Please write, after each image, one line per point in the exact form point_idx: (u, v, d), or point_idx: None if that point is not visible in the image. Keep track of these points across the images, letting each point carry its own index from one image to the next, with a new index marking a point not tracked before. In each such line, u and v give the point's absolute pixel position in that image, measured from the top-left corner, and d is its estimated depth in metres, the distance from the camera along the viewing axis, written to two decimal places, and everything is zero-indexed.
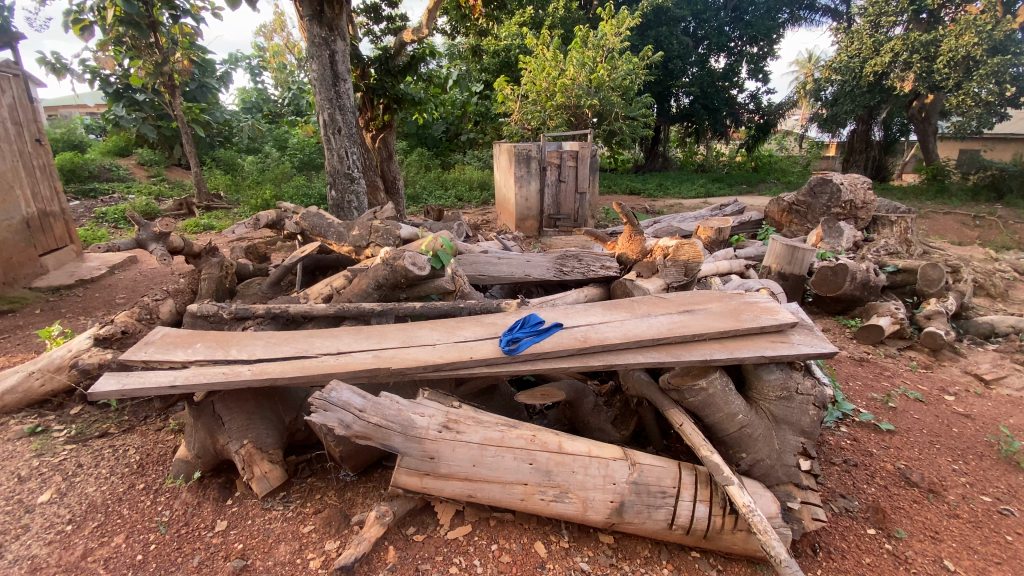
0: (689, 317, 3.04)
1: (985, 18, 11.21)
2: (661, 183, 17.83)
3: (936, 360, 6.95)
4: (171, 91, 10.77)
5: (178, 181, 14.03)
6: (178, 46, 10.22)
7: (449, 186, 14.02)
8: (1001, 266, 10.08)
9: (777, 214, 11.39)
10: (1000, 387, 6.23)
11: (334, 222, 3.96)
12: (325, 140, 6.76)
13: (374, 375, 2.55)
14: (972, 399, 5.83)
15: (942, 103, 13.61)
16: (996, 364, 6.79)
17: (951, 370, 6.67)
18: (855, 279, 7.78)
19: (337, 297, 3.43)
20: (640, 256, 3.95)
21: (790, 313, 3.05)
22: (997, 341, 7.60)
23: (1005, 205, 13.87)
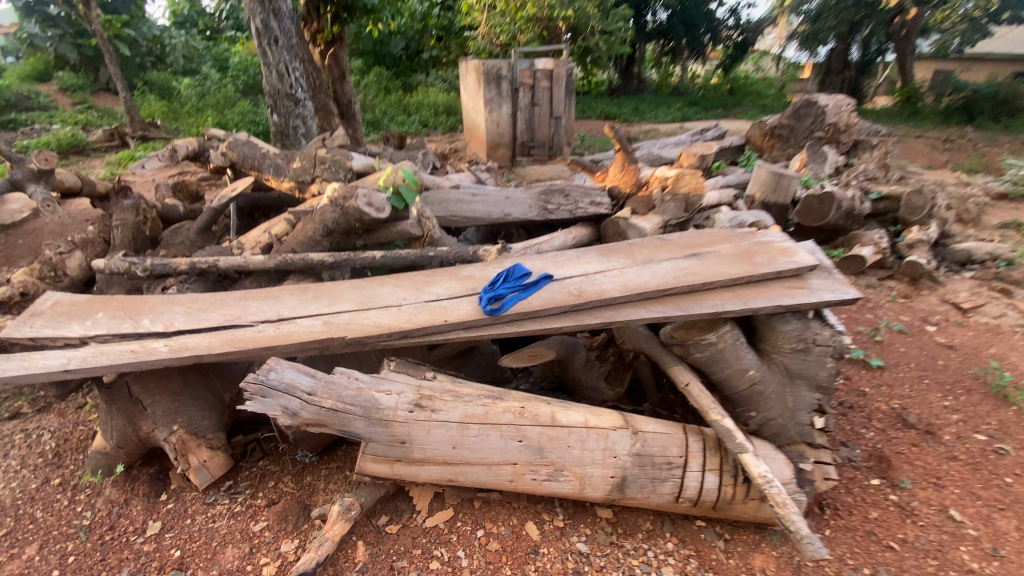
0: (697, 261, 2.61)
1: None
2: (637, 106, 16.85)
3: (915, 289, 6.91)
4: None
5: (108, 108, 12.04)
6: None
7: (413, 110, 12.82)
8: (976, 191, 10.02)
9: (759, 138, 10.79)
10: (977, 316, 6.26)
11: (270, 151, 3.21)
12: (260, 54, 5.80)
13: (326, 346, 2.10)
14: (952, 329, 5.86)
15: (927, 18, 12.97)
16: (973, 293, 6.77)
17: (929, 299, 6.65)
18: (841, 208, 7.57)
19: (277, 246, 2.82)
20: (634, 190, 3.47)
21: (809, 255, 2.67)
22: (972, 268, 7.60)
23: (975, 127, 13.68)
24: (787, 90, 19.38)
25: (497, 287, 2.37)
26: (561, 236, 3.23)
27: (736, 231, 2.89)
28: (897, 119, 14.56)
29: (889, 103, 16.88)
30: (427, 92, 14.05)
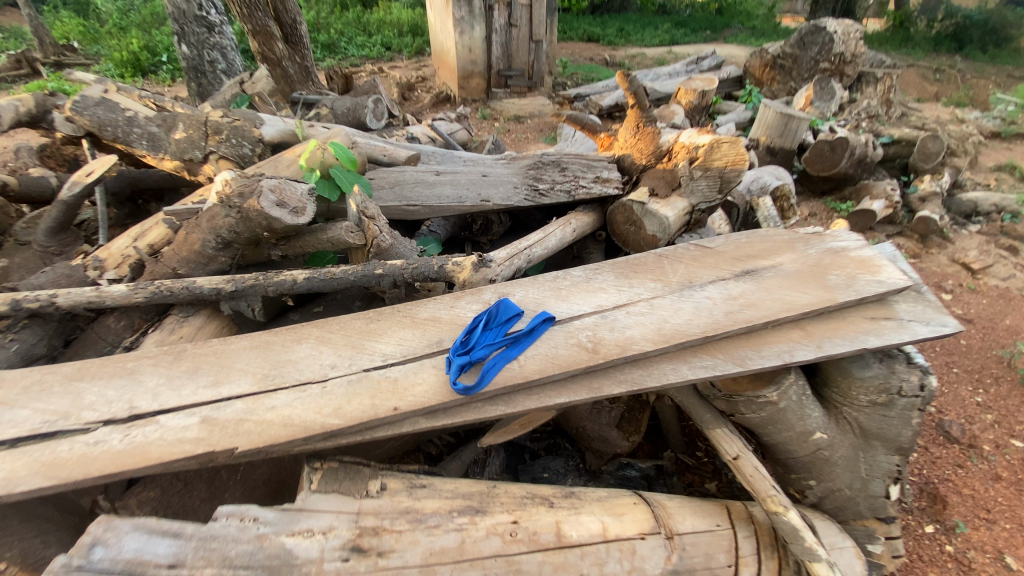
0: (753, 282, 1.87)
1: None
2: (621, 26, 15.17)
3: (925, 247, 6.33)
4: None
5: (11, 27, 10.17)
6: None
7: (372, 31, 11.12)
8: (979, 130, 9.28)
9: (758, 70, 9.82)
10: (987, 278, 5.77)
11: (136, 114, 2.27)
12: None
13: (207, 461, 1.36)
14: (967, 296, 5.36)
15: None
16: (983, 251, 6.23)
17: (938, 259, 6.10)
18: (853, 156, 6.78)
19: (152, 265, 1.97)
20: (654, 161, 2.63)
21: (898, 271, 1.95)
22: (977, 223, 6.86)
23: (964, 58, 12.61)
24: (777, 10, 17.83)
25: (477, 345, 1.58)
26: (557, 229, 2.44)
27: (795, 229, 2.13)
28: (893, 45, 13.54)
29: (880, 27, 15.86)
30: (387, 8, 12.20)
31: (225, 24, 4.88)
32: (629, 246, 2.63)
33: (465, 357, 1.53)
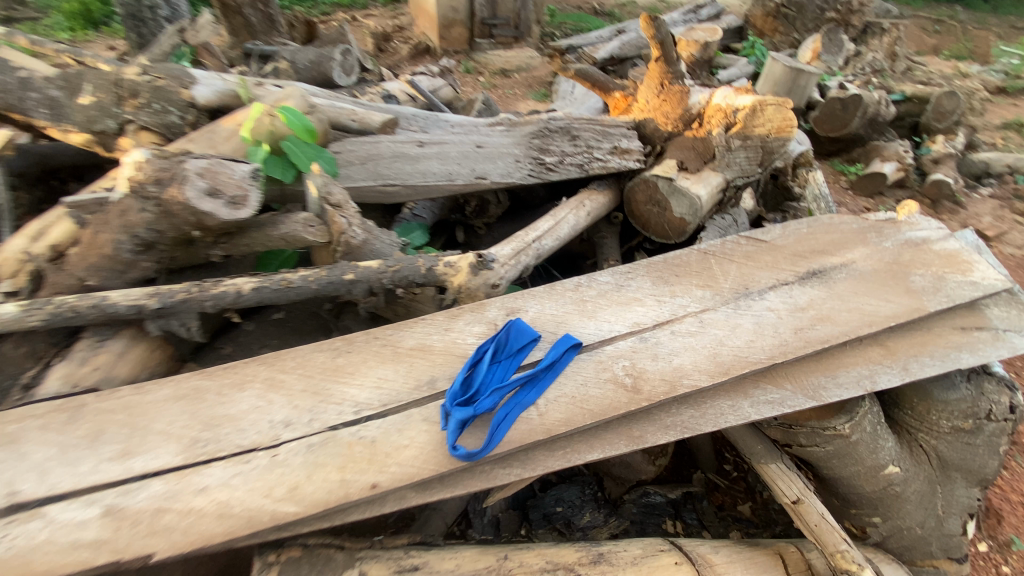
0: (822, 287, 1.50)
1: None
2: None
3: (936, 212, 6.02)
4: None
5: None
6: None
7: None
8: (986, 85, 8.84)
9: (759, 20, 8.84)
10: (1001, 246, 5.48)
11: (23, 69, 1.73)
12: None
13: (114, 570, 0.98)
14: None
15: None
16: (996, 217, 5.92)
17: (951, 226, 5.77)
18: (865, 115, 6.37)
19: (54, 274, 1.51)
20: (682, 127, 2.20)
21: (993, 270, 1.59)
22: (989, 183, 6.61)
23: (966, 7, 12.02)
24: None
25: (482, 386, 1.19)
26: (569, 214, 2.02)
27: (864, 216, 1.74)
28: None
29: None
30: None
31: None
32: (649, 230, 2.24)
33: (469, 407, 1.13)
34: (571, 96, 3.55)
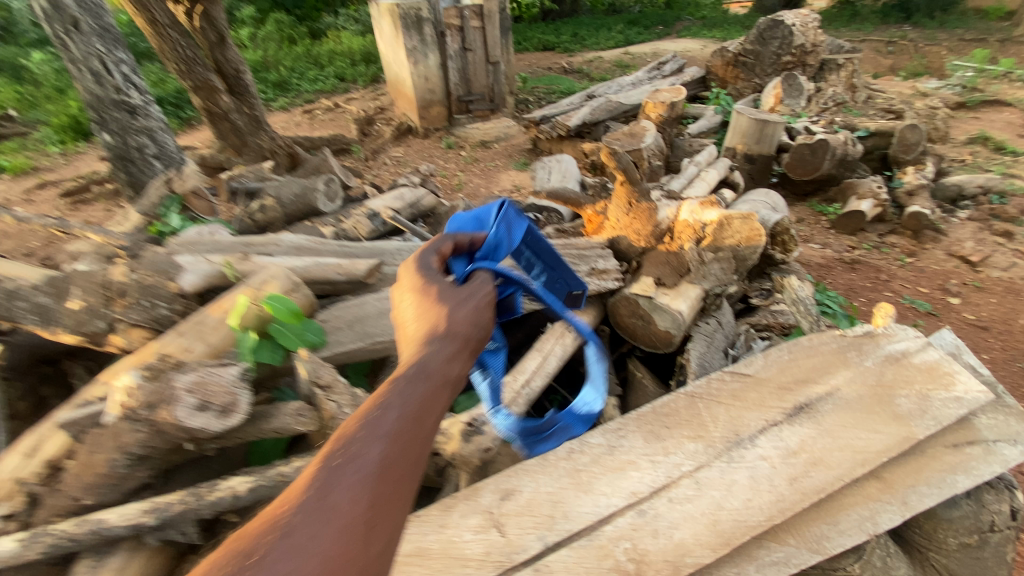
0: (811, 424, 1.50)
1: None
2: (575, 32, 15.68)
3: (919, 243, 5.83)
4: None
5: None
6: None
7: (325, 63, 12.04)
8: (934, 101, 9.15)
9: (721, 69, 8.77)
10: (987, 270, 5.29)
11: (17, 286, 1.82)
12: (59, 46, 4.03)
13: None
14: (975, 297, 4.80)
15: None
16: (978, 241, 5.71)
17: (935, 255, 5.57)
18: (834, 156, 6.32)
19: (52, 499, 1.53)
20: (652, 243, 2.30)
21: (976, 381, 1.58)
22: (965, 206, 6.43)
23: (917, 31, 13.75)
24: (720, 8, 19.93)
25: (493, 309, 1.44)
26: (554, 345, 2.12)
27: (840, 332, 1.78)
28: (840, 25, 14.90)
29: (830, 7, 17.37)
30: (338, 38, 13.42)
31: (151, 104, 4.40)
32: (637, 340, 2.26)
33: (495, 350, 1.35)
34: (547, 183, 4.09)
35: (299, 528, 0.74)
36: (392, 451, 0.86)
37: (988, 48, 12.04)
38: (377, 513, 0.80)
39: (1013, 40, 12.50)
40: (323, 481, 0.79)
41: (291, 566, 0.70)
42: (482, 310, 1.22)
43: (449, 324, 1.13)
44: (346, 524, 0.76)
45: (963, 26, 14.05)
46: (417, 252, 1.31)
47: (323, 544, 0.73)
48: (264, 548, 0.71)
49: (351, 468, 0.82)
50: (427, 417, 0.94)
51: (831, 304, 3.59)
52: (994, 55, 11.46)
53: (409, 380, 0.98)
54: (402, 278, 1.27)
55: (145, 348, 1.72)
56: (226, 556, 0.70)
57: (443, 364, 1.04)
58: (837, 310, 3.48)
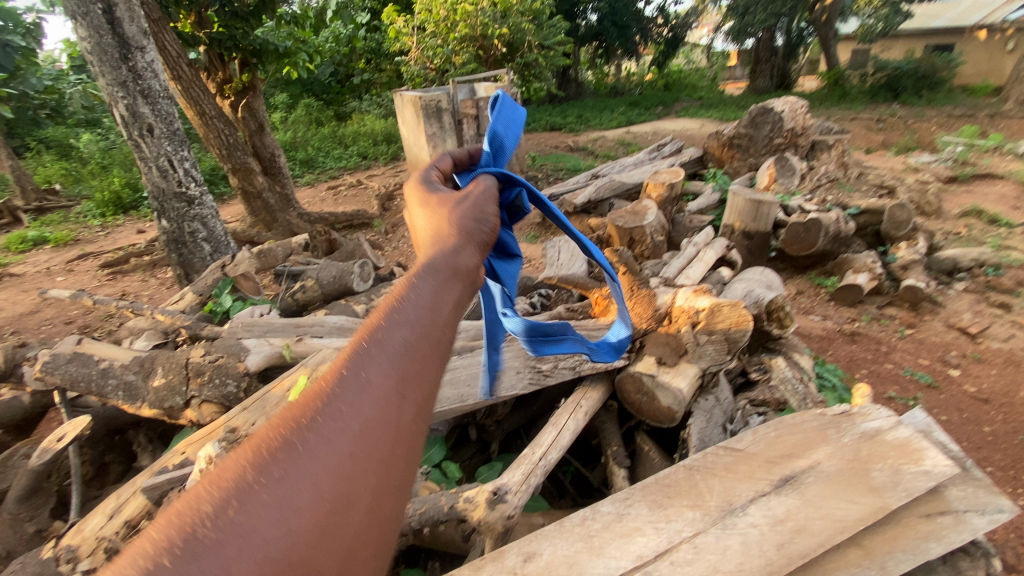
0: (795, 495, 1.71)
1: None
2: (580, 113, 16.97)
3: (919, 316, 5.70)
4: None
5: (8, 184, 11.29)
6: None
7: (350, 142, 13.10)
8: (925, 175, 9.60)
9: (717, 149, 9.37)
10: (987, 341, 5.15)
11: (109, 367, 2.16)
12: (134, 148, 4.68)
13: None
14: (976, 368, 4.69)
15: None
16: (976, 312, 5.64)
17: (934, 327, 5.44)
18: (827, 233, 6.32)
19: None
20: (653, 326, 2.58)
21: (945, 455, 1.77)
22: (962, 278, 6.40)
23: (904, 109, 14.64)
24: (716, 89, 21.45)
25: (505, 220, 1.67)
26: (568, 419, 2.37)
27: (822, 411, 2.02)
28: (830, 104, 15.94)
29: (819, 88, 18.64)
30: (362, 120, 14.63)
31: (206, 194, 5.07)
32: (643, 414, 2.52)
33: (507, 260, 1.57)
34: (556, 260, 4.42)
35: (321, 432, 0.71)
36: (407, 358, 0.83)
37: (974, 124, 12.74)
38: (406, 385, 0.80)
39: (997, 116, 13.24)
40: (338, 388, 0.76)
41: (327, 444, 0.70)
42: (484, 219, 1.23)
43: (456, 232, 1.13)
44: (366, 427, 0.74)
45: (948, 104, 14.97)
46: (419, 169, 1.49)
47: (342, 443, 0.72)
48: (283, 450, 0.69)
49: (367, 373, 0.78)
50: (440, 322, 0.90)
51: (830, 377, 3.66)
52: (979, 131, 12.12)
53: (420, 284, 0.95)
54: (408, 199, 1.38)
55: (217, 423, 2.01)
56: (243, 458, 0.68)
57: (452, 268, 1.02)
58: (837, 384, 3.56)
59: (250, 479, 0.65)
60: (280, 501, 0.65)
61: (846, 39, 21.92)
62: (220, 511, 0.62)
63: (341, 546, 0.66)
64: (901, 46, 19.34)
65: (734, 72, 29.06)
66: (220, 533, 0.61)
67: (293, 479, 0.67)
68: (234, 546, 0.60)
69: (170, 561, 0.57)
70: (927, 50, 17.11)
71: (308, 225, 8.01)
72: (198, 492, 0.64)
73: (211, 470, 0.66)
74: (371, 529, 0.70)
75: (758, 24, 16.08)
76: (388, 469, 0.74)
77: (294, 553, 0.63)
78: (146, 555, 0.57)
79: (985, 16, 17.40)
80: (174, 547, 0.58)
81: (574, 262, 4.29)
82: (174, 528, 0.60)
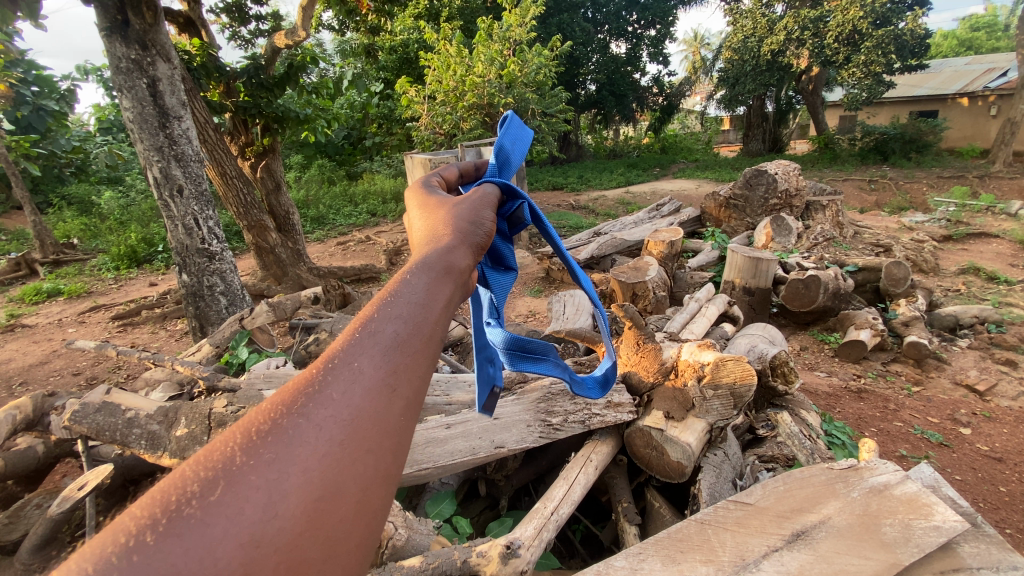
0: (807, 549, 1.71)
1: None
2: (581, 174, 17.76)
3: (925, 372, 5.70)
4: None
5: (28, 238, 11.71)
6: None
7: (360, 201, 13.66)
8: (920, 234, 9.86)
9: (714, 210, 9.70)
10: (997, 399, 5.12)
11: (135, 416, 2.26)
12: (162, 206, 4.95)
13: None
14: (986, 427, 4.65)
15: (836, 71, 15.16)
16: (982, 369, 5.65)
17: (941, 384, 5.44)
18: (828, 289, 6.42)
19: None
20: (660, 379, 2.66)
21: (955, 512, 1.76)
22: (965, 334, 6.46)
23: (893, 171, 15.29)
24: (710, 152, 22.49)
25: (505, 232, 1.70)
26: (578, 474, 2.40)
27: (830, 466, 2.06)
28: (821, 166, 16.64)
29: (810, 151, 19.50)
30: (372, 179, 15.30)
31: (226, 251, 5.30)
32: (654, 469, 2.56)
33: (499, 270, 1.64)
34: (562, 314, 4.54)
35: (309, 419, 0.73)
36: (398, 352, 0.83)
37: (964, 185, 13.21)
38: (398, 379, 0.81)
39: (986, 178, 13.74)
40: (328, 377, 0.77)
41: (313, 435, 0.71)
42: (482, 220, 1.25)
43: (454, 231, 1.14)
44: (354, 418, 0.74)
45: (937, 166, 15.59)
46: (422, 176, 1.57)
47: (332, 431, 0.73)
48: (271, 434, 0.71)
49: (358, 364, 0.79)
50: (433, 317, 0.90)
51: (839, 435, 3.64)
52: (970, 191, 12.55)
53: (415, 278, 0.95)
54: (411, 200, 1.42)
55: None
56: (231, 440, 0.70)
57: (448, 264, 1.01)
58: (846, 442, 3.52)
59: (238, 463, 0.67)
60: (268, 486, 0.66)
61: (833, 106, 23.16)
62: (209, 489, 0.65)
63: (326, 532, 0.67)
64: (886, 113, 20.42)
65: (727, 135, 30.44)
66: (206, 512, 0.63)
67: (279, 465, 0.68)
68: (219, 526, 0.62)
69: (159, 534, 0.60)
70: (912, 117, 18.07)
71: (317, 279, 8.22)
72: (189, 470, 0.67)
73: (202, 447, 0.69)
74: (356, 518, 0.70)
75: (748, 93, 17.10)
76: (377, 460, 0.74)
77: (280, 535, 0.64)
78: (138, 524, 0.60)
79: (963, 86, 18.48)
80: (165, 519, 0.61)
81: (579, 316, 4.40)
82: (164, 503, 0.63)
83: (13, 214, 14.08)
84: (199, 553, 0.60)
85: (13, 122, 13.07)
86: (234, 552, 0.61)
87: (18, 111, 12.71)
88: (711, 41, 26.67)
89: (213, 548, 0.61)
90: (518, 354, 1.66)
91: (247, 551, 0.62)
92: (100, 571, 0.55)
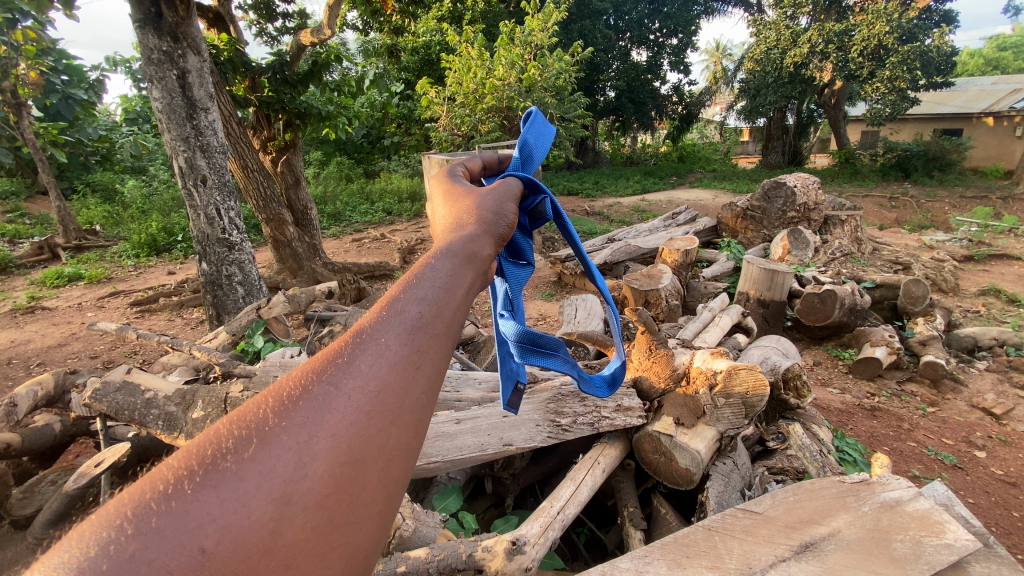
0: (814, 560, 1.69)
1: (891, 10, 13.74)
2: (597, 181, 17.78)
3: (941, 393, 5.59)
4: (15, 109, 9.87)
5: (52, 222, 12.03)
6: (22, 55, 9.64)
7: (376, 199, 13.79)
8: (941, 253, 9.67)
9: (730, 220, 9.62)
10: (1015, 424, 5.00)
11: (154, 397, 2.32)
12: (186, 195, 5.05)
13: None
14: (1002, 450, 4.55)
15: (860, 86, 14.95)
16: (1001, 392, 5.53)
17: (957, 406, 5.33)
18: (844, 305, 6.32)
19: None
20: (670, 383, 2.64)
21: (967, 531, 1.72)
22: (984, 357, 6.32)
23: (915, 188, 15.02)
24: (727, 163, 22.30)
25: (525, 226, 1.72)
26: (586, 475, 2.41)
27: (842, 480, 2.03)
28: (841, 181, 16.42)
29: (830, 165, 19.28)
30: (389, 179, 15.50)
31: (245, 242, 5.40)
32: (661, 475, 2.56)
33: (518, 263, 1.66)
34: (574, 318, 4.54)
35: (338, 388, 0.75)
36: (422, 333, 0.85)
37: (987, 206, 12.92)
38: (422, 359, 0.83)
39: (1011, 199, 13.46)
40: (356, 351, 0.79)
41: (342, 406, 0.73)
42: (504, 212, 1.27)
43: (479, 218, 1.18)
44: (381, 389, 0.77)
45: (960, 185, 15.26)
46: (447, 165, 1.59)
47: (360, 401, 0.75)
48: (302, 399, 0.73)
49: (384, 340, 0.81)
50: (454, 303, 0.92)
51: (851, 451, 3.59)
52: (993, 212, 12.27)
53: (440, 264, 0.97)
54: (434, 189, 1.45)
55: None
56: (263, 403, 0.73)
57: (470, 252, 1.03)
58: (858, 458, 3.48)
59: (271, 424, 0.70)
60: (298, 447, 0.69)
61: (854, 121, 22.83)
62: (243, 447, 0.67)
63: (351, 494, 0.70)
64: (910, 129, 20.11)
65: (746, 146, 30.20)
66: (241, 467, 0.65)
67: (309, 428, 0.70)
68: (252, 480, 0.65)
69: (195, 484, 0.63)
70: (936, 134, 17.76)
71: (332, 274, 8.31)
72: (222, 428, 0.70)
73: (236, 408, 0.72)
74: (381, 487, 0.73)
75: (770, 104, 16.95)
76: (400, 434, 0.76)
77: (309, 495, 0.67)
78: (175, 474, 0.63)
79: (989, 105, 18.14)
80: (200, 471, 0.64)
81: (591, 320, 4.41)
82: (200, 457, 0.66)
83: (38, 198, 14.42)
84: (232, 507, 0.62)
85: (41, 109, 13.42)
86: (265, 507, 0.64)
87: (48, 99, 13.11)
88: (732, 51, 26.43)
89: (246, 502, 0.63)
90: (529, 347, 1.66)
91: (278, 507, 0.65)
92: (138, 516, 0.58)
